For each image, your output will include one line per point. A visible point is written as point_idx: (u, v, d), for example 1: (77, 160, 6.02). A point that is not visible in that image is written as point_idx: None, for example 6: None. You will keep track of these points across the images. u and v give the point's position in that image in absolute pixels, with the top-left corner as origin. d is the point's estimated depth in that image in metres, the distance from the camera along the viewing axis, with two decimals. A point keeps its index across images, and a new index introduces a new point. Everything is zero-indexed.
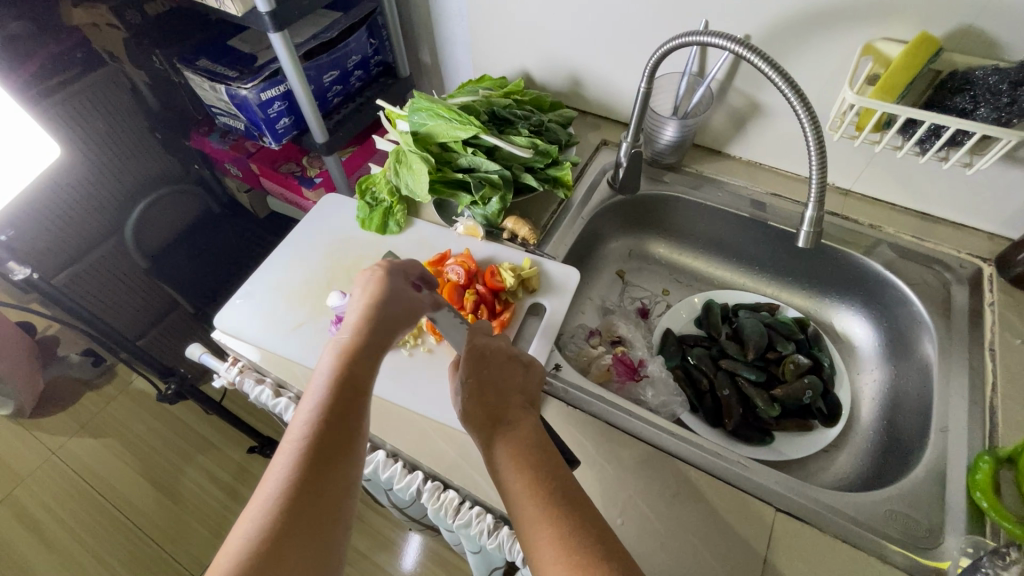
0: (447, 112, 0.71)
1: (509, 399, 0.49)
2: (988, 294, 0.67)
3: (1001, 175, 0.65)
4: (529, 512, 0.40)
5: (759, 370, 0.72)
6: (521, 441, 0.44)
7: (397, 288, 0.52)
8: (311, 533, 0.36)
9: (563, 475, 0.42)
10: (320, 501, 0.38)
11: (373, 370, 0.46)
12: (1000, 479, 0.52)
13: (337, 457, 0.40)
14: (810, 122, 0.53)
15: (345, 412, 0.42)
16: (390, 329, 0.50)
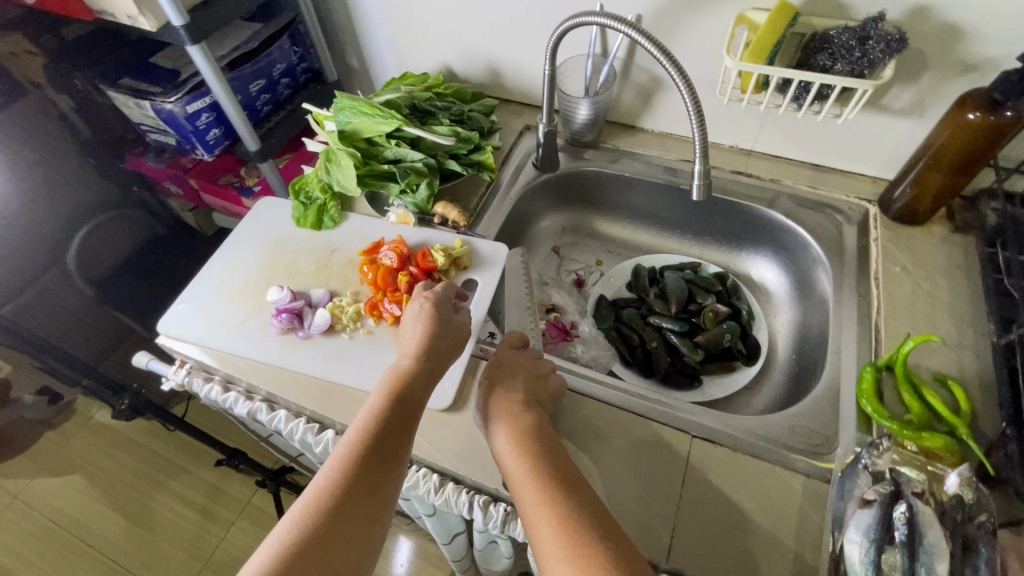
0: (368, 108, 0.75)
1: (524, 402, 0.54)
2: (874, 231, 0.74)
3: (871, 122, 0.72)
4: (531, 503, 0.43)
5: (682, 321, 0.78)
6: (529, 439, 0.48)
7: (448, 323, 0.58)
8: (351, 529, 0.41)
9: (562, 465, 0.46)
10: (365, 499, 0.43)
11: (421, 394, 0.51)
12: (882, 385, 0.58)
13: (386, 468, 0.45)
14: (688, 92, 0.60)
15: (395, 427, 0.48)
16: (442, 359, 0.55)
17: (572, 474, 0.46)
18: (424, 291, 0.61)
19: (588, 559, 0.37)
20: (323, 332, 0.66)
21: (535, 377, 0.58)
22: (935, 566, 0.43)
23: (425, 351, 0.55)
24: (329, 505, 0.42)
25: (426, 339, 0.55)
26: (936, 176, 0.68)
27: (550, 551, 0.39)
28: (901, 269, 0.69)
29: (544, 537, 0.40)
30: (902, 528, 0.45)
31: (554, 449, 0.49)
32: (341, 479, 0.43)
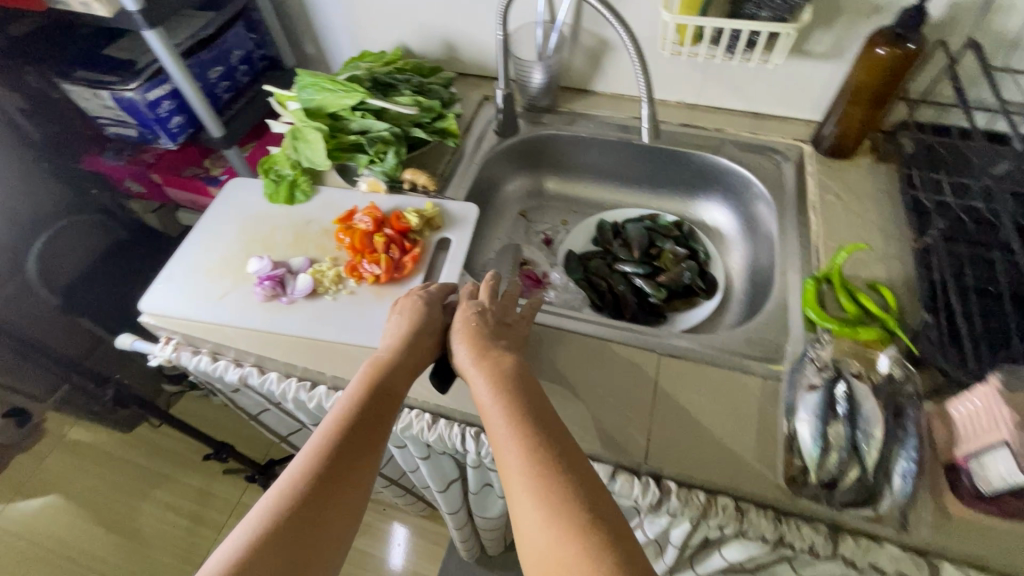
0: (331, 84, 0.78)
1: (501, 346, 0.55)
2: (809, 168, 0.82)
3: (799, 67, 0.80)
4: (509, 455, 0.43)
5: (644, 264, 0.84)
6: (505, 377, 0.50)
7: (431, 319, 0.59)
8: (326, 519, 0.42)
9: (541, 417, 0.47)
10: (339, 485, 0.44)
11: (400, 387, 0.53)
12: (823, 295, 0.66)
13: (361, 455, 0.46)
14: (636, 51, 0.67)
15: (368, 418, 0.49)
16: (420, 355, 0.57)
17: (549, 415, 0.47)
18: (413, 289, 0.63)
19: (557, 501, 0.39)
20: (306, 296, 0.68)
21: (509, 325, 0.59)
22: (872, 431, 0.50)
23: (403, 345, 0.56)
24: (305, 489, 0.42)
25: (407, 333, 0.57)
26: (857, 110, 0.76)
27: (520, 491, 0.41)
28: (835, 197, 0.77)
29: (520, 491, 0.41)
30: (844, 403, 0.51)
31: (529, 386, 0.50)
32: (314, 466, 0.44)
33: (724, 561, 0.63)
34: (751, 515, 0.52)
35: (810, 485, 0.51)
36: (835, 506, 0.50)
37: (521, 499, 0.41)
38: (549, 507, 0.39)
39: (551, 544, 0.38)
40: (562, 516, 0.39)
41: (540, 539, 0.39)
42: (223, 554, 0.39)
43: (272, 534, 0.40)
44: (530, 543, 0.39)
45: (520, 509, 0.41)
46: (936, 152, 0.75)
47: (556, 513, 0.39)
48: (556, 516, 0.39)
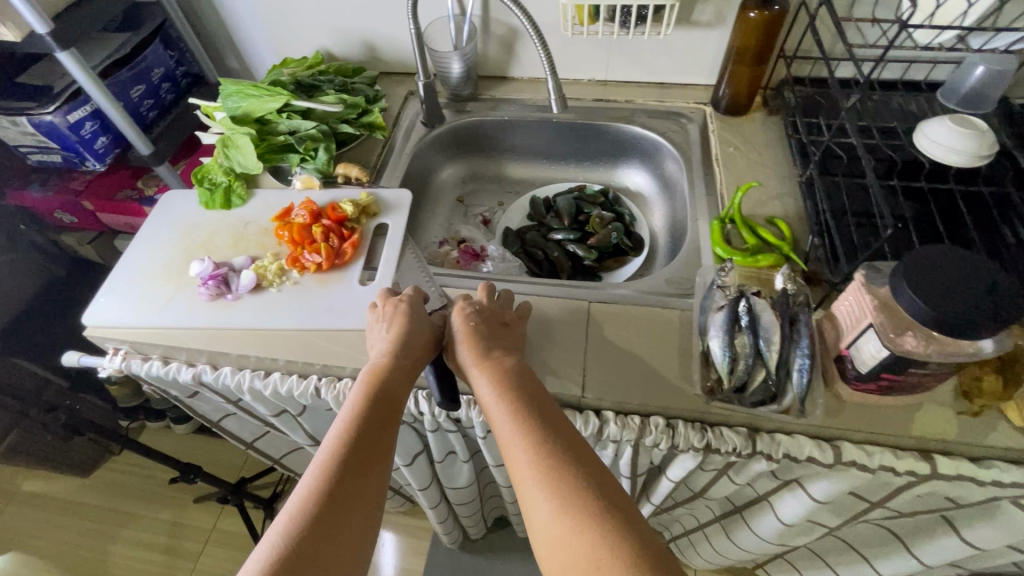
0: (255, 89, 0.81)
1: (501, 346, 0.57)
2: (711, 126, 0.90)
3: (690, 37, 0.88)
4: (519, 456, 0.46)
5: (574, 230, 0.90)
6: (507, 380, 0.52)
7: (424, 321, 0.60)
8: (343, 531, 0.43)
9: (545, 411, 0.50)
10: (352, 498, 0.45)
11: (402, 392, 0.54)
12: (728, 232, 0.73)
13: (371, 467, 0.47)
14: (545, 52, 0.73)
15: (374, 428, 0.50)
16: (420, 356, 0.57)
17: (552, 415, 0.50)
18: (396, 296, 0.63)
19: (568, 496, 0.43)
20: (251, 291, 0.71)
21: (504, 323, 0.61)
22: (770, 337, 0.57)
23: (400, 349, 0.56)
24: (318, 504, 0.43)
25: (402, 336, 0.57)
26: (743, 70, 0.84)
27: (530, 488, 0.44)
28: (734, 149, 0.85)
29: (530, 489, 0.44)
30: (745, 317, 0.59)
31: (530, 386, 0.53)
32: (324, 482, 0.45)
33: (671, 483, 0.69)
34: (680, 428, 0.58)
35: (724, 391, 0.57)
36: (747, 406, 0.57)
37: (533, 496, 0.44)
38: (561, 502, 0.43)
39: (564, 535, 0.41)
40: (573, 509, 0.42)
41: (553, 531, 0.42)
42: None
43: (290, 553, 0.40)
44: (543, 534, 0.43)
45: (532, 503, 0.44)
46: (814, 100, 0.85)
47: (568, 508, 0.42)
48: (568, 511, 0.42)
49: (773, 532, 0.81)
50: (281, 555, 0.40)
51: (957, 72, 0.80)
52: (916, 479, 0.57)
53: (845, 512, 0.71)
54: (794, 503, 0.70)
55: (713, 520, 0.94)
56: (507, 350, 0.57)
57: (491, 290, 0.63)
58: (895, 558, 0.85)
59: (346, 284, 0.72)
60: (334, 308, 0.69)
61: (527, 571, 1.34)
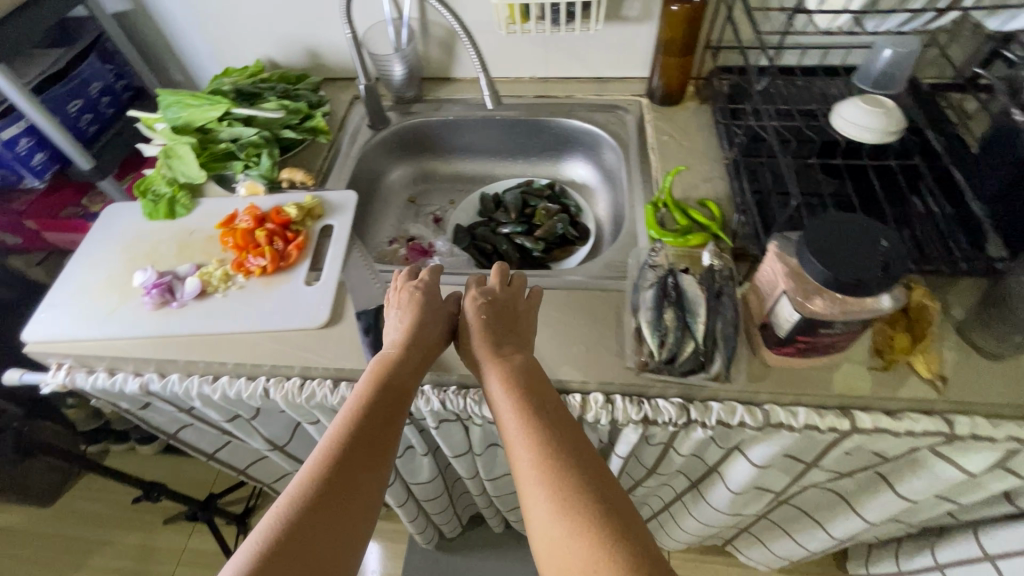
0: (195, 99, 0.82)
1: (510, 341, 0.58)
2: (647, 117, 0.93)
3: (621, 32, 0.92)
4: (524, 458, 0.48)
5: (522, 223, 0.93)
6: (515, 378, 0.54)
7: (436, 312, 0.62)
8: (343, 514, 0.45)
9: (551, 411, 0.51)
10: (354, 483, 0.47)
11: (407, 383, 0.56)
12: (662, 216, 0.76)
13: (373, 454, 0.49)
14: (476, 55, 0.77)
15: (379, 419, 0.52)
16: (429, 347, 0.59)
17: (555, 413, 0.52)
18: (408, 281, 0.65)
19: (567, 500, 0.44)
20: (196, 298, 0.71)
21: (516, 312, 0.62)
22: (695, 310, 0.60)
23: (410, 340, 0.58)
24: (322, 485, 0.46)
25: (413, 328, 0.59)
26: (672, 62, 0.88)
27: (531, 488, 0.46)
28: (669, 137, 0.88)
29: (531, 489, 0.46)
30: (672, 293, 0.62)
31: (538, 384, 0.54)
32: (329, 465, 0.47)
33: (620, 459, 0.72)
34: (619, 402, 0.61)
35: (656, 363, 0.60)
36: (679, 376, 0.60)
37: (534, 496, 0.46)
38: (561, 504, 0.44)
39: (561, 539, 0.43)
40: (571, 513, 0.44)
41: (551, 532, 0.43)
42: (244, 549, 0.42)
43: (293, 529, 0.43)
44: (541, 534, 0.44)
45: (533, 504, 0.46)
46: (740, 88, 0.89)
47: (567, 510, 0.44)
48: (567, 514, 0.44)
49: (725, 503, 0.85)
50: (285, 531, 0.43)
51: (869, 56, 0.85)
52: (839, 435, 0.60)
53: (786, 475, 0.74)
54: (738, 471, 0.74)
55: (674, 497, 0.97)
56: (516, 343, 0.58)
57: (504, 279, 0.64)
58: (843, 519, 0.89)
59: (291, 285, 0.73)
60: (280, 309, 0.70)
61: (503, 566, 1.35)
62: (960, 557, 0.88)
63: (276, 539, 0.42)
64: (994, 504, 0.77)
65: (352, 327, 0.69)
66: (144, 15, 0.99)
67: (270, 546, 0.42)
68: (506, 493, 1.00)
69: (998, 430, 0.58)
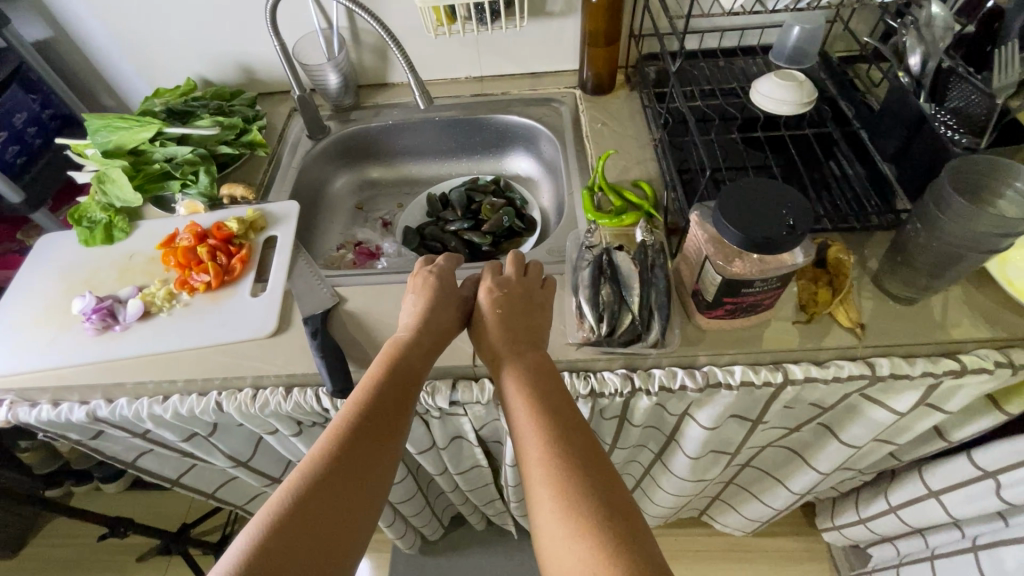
0: (124, 121, 0.81)
1: (523, 334, 0.61)
2: (581, 107, 0.97)
3: (548, 26, 0.95)
4: (533, 453, 0.50)
5: (468, 219, 0.94)
6: (527, 377, 0.56)
7: (450, 301, 0.64)
8: (353, 491, 0.48)
9: (559, 408, 0.53)
10: (366, 462, 0.50)
11: (418, 372, 0.58)
12: (599, 200, 0.79)
13: (383, 437, 0.52)
14: (403, 59, 0.79)
15: (392, 408, 0.54)
16: (442, 336, 0.62)
17: (562, 408, 0.54)
18: (426, 267, 0.67)
19: (570, 498, 0.47)
20: (140, 319, 0.71)
21: (529, 301, 0.64)
22: (630, 284, 0.63)
23: (423, 331, 0.61)
24: (336, 461, 0.49)
25: (426, 319, 0.62)
26: (599, 53, 0.92)
27: (538, 486, 0.48)
28: (602, 125, 0.92)
29: (537, 484, 0.49)
30: (608, 270, 0.65)
31: (550, 385, 0.56)
32: (344, 443, 0.50)
33: None
34: (566, 378, 0.63)
35: (597, 337, 0.63)
36: (619, 347, 0.63)
37: (540, 494, 0.48)
38: (565, 502, 0.47)
39: (562, 537, 0.45)
40: (574, 512, 0.46)
41: (554, 530, 0.46)
42: (264, 514, 0.46)
43: (308, 500, 0.46)
44: (544, 528, 0.47)
45: (538, 500, 0.48)
46: (666, 73, 0.94)
47: (570, 509, 0.46)
48: (570, 513, 0.46)
49: (687, 469, 0.88)
50: (302, 501, 0.46)
51: (781, 33, 0.90)
52: (774, 388, 0.64)
53: (738, 435, 0.78)
54: (692, 436, 0.77)
55: (642, 470, 1.00)
56: (527, 335, 0.61)
57: (521, 268, 0.66)
58: (800, 473, 0.94)
59: (237, 299, 0.72)
60: (227, 322, 0.70)
61: (489, 562, 1.36)
62: (910, 497, 0.93)
63: (293, 506, 0.46)
64: (930, 443, 0.83)
65: (301, 333, 0.69)
66: (67, 41, 0.98)
67: (288, 519, 0.45)
68: (479, 486, 1.02)
69: (915, 367, 0.62)
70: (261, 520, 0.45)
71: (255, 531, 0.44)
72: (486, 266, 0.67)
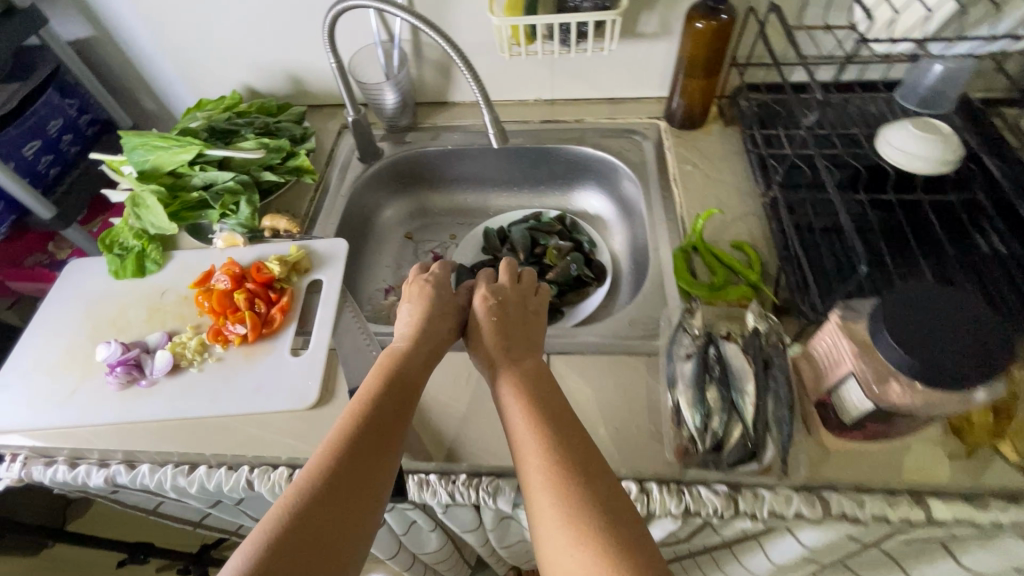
0: (163, 141, 0.73)
1: (521, 339, 0.58)
2: (667, 143, 0.85)
3: (637, 49, 0.83)
4: (532, 454, 0.45)
5: (531, 264, 0.84)
6: (525, 379, 0.53)
7: (446, 309, 0.62)
8: (349, 500, 0.43)
9: (560, 410, 0.49)
10: (363, 466, 0.45)
11: (416, 377, 0.55)
12: (694, 264, 0.68)
13: (382, 441, 0.48)
14: (478, 87, 0.64)
15: (393, 409, 0.50)
16: (439, 343, 0.59)
17: (563, 412, 0.50)
18: (422, 277, 0.66)
19: (576, 503, 0.41)
20: (168, 374, 0.63)
21: (524, 310, 0.62)
22: (744, 387, 0.52)
23: (418, 337, 0.58)
24: (330, 465, 0.44)
25: (423, 324, 0.60)
26: (695, 83, 0.80)
27: (538, 490, 0.43)
28: (692, 167, 0.81)
29: (537, 487, 0.43)
30: (716, 368, 0.53)
31: (549, 389, 0.53)
32: (338, 448, 0.45)
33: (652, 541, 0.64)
34: (654, 492, 0.51)
35: (699, 452, 0.52)
36: (725, 466, 0.52)
37: (540, 501, 0.43)
38: (571, 507, 0.41)
39: (568, 546, 0.40)
40: (580, 517, 0.41)
41: (557, 537, 0.41)
42: (253, 532, 0.39)
43: (301, 512, 0.41)
44: (547, 540, 0.41)
45: (539, 508, 0.43)
46: (771, 109, 0.81)
47: (577, 515, 0.41)
48: (576, 519, 0.41)
49: (765, 570, 0.76)
50: (292, 511, 0.40)
51: (917, 70, 0.76)
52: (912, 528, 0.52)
53: (836, 551, 0.66)
54: (784, 549, 0.65)
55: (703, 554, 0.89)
56: (525, 340, 0.58)
57: (514, 276, 0.65)
58: None
59: (275, 357, 0.64)
60: (264, 386, 0.62)
61: None
62: None
63: (285, 519, 0.40)
64: None
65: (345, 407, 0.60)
66: (108, 41, 0.90)
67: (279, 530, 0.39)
68: (520, 554, 0.92)
69: None
70: (254, 534, 0.39)
71: (242, 549, 0.38)
72: (477, 275, 0.66)
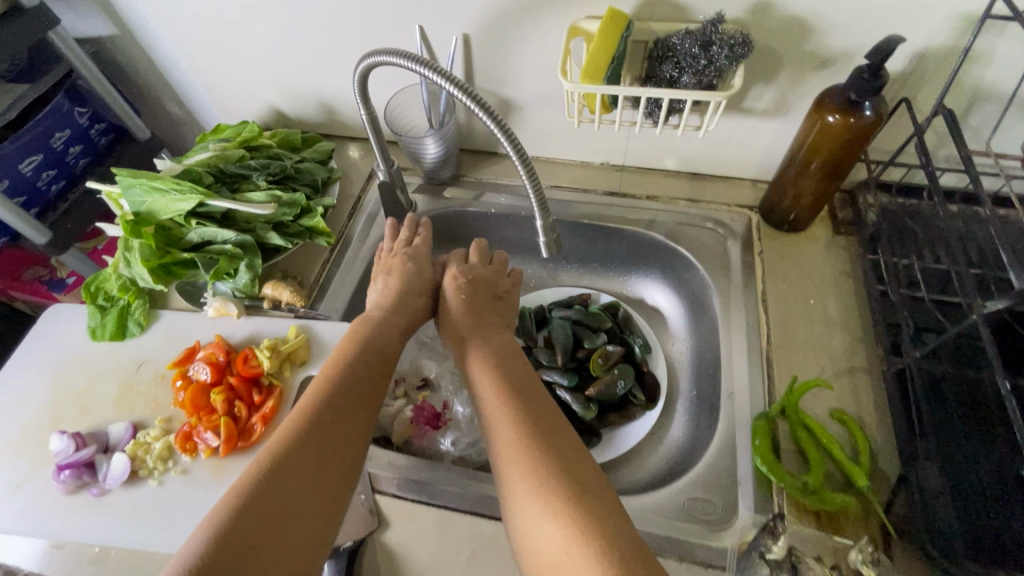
0: (162, 184, 0.62)
1: (492, 316, 0.57)
2: (758, 244, 0.68)
3: (738, 126, 0.66)
4: (504, 431, 0.43)
5: (571, 373, 0.67)
6: (496, 356, 0.51)
7: (421, 283, 0.60)
8: (315, 471, 0.40)
9: (529, 388, 0.47)
10: (331, 436, 0.42)
11: (390, 347, 0.53)
12: (778, 434, 0.53)
13: (353, 413, 0.45)
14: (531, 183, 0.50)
15: (363, 379, 0.48)
16: (413, 320, 0.57)
17: (534, 391, 0.47)
18: (402, 249, 0.62)
19: (548, 477, 0.38)
20: (124, 483, 0.53)
21: (496, 289, 0.61)
22: None
23: (393, 311, 0.56)
24: (294, 435, 0.41)
25: (397, 295, 0.57)
26: (808, 182, 0.63)
27: (508, 461, 0.40)
28: (788, 286, 0.64)
29: (508, 461, 0.41)
30: None
31: (520, 367, 0.50)
32: (304, 418, 0.43)
33: None
34: None
35: None
36: None
37: (510, 475, 0.40)
38: (543, 479, 0.38)
39: (541, 521, 0.36)
40: (553, 492, 0.37)
41: (529, 508, 0.37)
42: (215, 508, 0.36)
43: (264, 486, 0.37)
44: (520, 519, 0.38)
45: (510, 484, 0.40)
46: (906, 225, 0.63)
47: (551, 490, 0.37)
48: (547, 489, 0.37)
49: None
50: (254, 482, 0.37)
51: None
52: None
53: None
54: None
55: None
56: (495, 321, 0.57)
57: (485, 257, 0.63)
58: None
59: None
60: None
61: None
62: None
63: (247, 492, 0.37)
64: None
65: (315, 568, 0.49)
66: (131, 46, 0.80)
67: (239, 504, 0.36)
68: None
69: None
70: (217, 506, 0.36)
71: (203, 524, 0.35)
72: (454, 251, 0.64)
